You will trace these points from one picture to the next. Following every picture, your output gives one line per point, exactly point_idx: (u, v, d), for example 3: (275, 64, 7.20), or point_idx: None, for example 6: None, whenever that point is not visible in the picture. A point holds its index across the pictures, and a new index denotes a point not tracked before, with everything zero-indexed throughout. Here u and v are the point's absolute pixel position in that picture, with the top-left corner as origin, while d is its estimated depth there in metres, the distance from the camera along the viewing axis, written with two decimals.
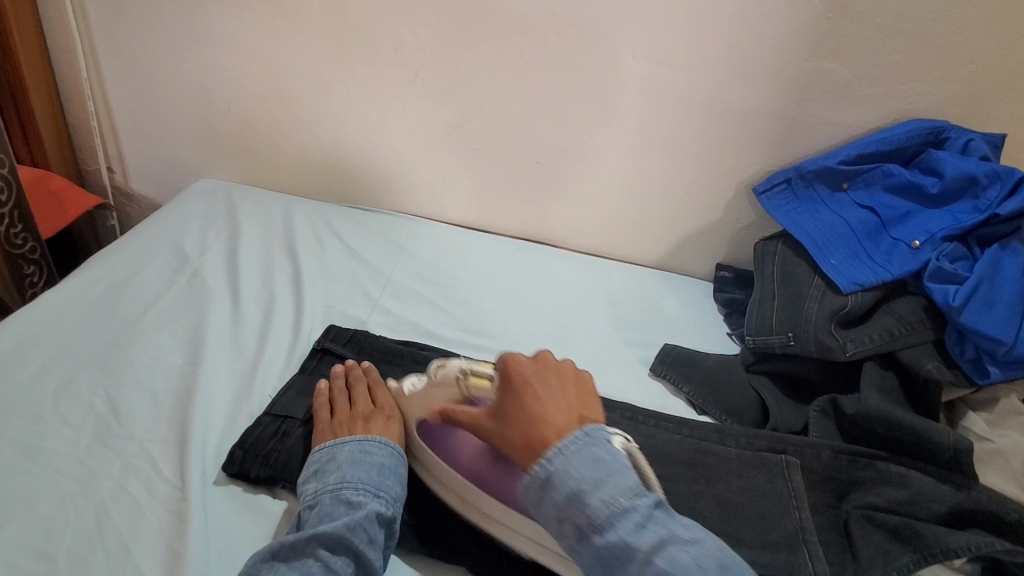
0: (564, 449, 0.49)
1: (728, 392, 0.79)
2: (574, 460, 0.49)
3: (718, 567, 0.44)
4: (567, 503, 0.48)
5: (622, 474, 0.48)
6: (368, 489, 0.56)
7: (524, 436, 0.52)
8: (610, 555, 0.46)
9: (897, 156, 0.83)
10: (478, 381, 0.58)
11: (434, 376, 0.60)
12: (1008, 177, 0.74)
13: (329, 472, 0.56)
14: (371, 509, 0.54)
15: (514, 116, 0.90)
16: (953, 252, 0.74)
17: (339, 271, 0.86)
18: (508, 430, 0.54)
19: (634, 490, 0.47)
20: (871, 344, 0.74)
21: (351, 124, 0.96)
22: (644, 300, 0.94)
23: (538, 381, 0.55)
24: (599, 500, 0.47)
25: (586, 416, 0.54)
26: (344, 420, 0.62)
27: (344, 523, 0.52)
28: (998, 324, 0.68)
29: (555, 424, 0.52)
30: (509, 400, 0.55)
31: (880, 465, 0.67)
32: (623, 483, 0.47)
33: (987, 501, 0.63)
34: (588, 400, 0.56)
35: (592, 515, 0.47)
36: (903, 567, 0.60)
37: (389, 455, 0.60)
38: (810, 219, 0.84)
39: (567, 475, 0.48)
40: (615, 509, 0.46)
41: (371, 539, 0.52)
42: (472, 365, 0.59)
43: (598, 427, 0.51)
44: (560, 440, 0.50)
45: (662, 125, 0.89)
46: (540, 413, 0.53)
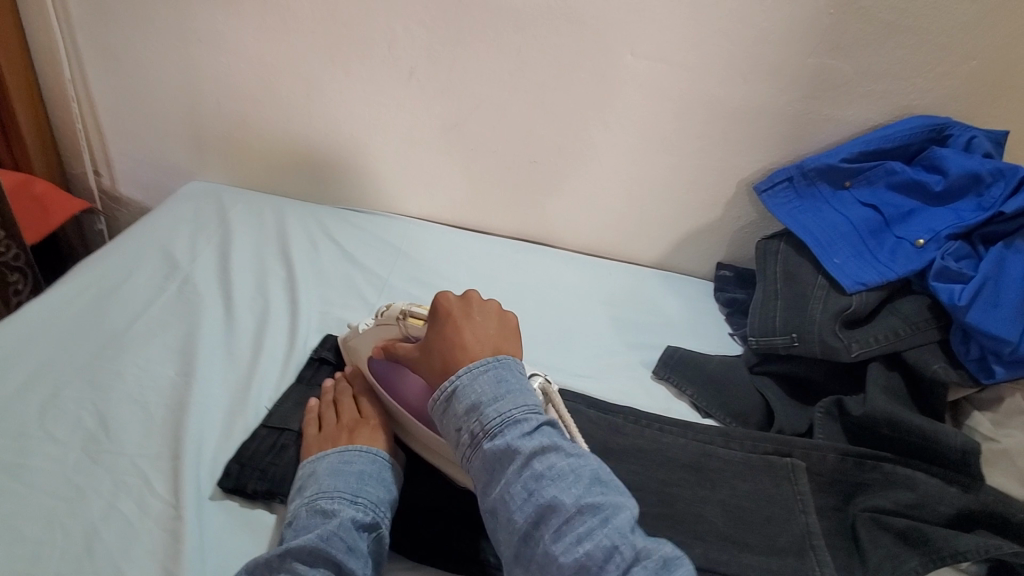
0: (473, 368, 0.54)
1: (732, 394, 0.78)
2: (480, 377, 0.53)
3: (590, 478, 0.48)
4: (466, 412, 0.52)
5: (520, 393, 0.53)
6: (346, 497, 0.53)
7: (443, 360, 0.56)
8: (495, 459, 0.49)
9: (899, 154, 0.82)
10: (414, 320, 0.62)
11: (380, 316, 0.64)
12: (1012, 174, 0.73)
13: (307, 487, 0.55)
14: (347, 516, 0.51)
15: (512, 115, 0.89)
16: (957, 251, 0.73)
17: (334, 276, 0.84)
18: (430, 358, 0.57)
19: (528, 407, 0.52)
20: (876, 345, 0.73)
21: (345, 124, 0.93)
22: (645, 301, 0.93)
23: (460, 314, 0.58)
24: (495, 411, 0.51)
25: (504, 349, 0.56)
26: (330, 434, 0.60)
27: (319, 534, 0.49)
28: (1003, 324, 0.68)
29: (469, 350, 0.55)
30: (432, 330, 0.58)
31: (887, 467, 0.67)
32: (519, 399, 0.52)
33: (993, 502, 0.63)
34: (509, 335, 0.58)
35: (486, 424, 0.51)
36: (912, 570, 0.59)
37: (372, 462, 0.58)
38: (812, 218, 0.83)
39: (471, 388, 0.52)
40: (509, 420, 0.51)
41: (351, 547, 0.49)
42: (413, 308, 0.62)
43: (509, 355, 0.56)
44: (471, 362, 0.54)
45: (662, 123, 0.87)
46: (459, 340, 0.56)
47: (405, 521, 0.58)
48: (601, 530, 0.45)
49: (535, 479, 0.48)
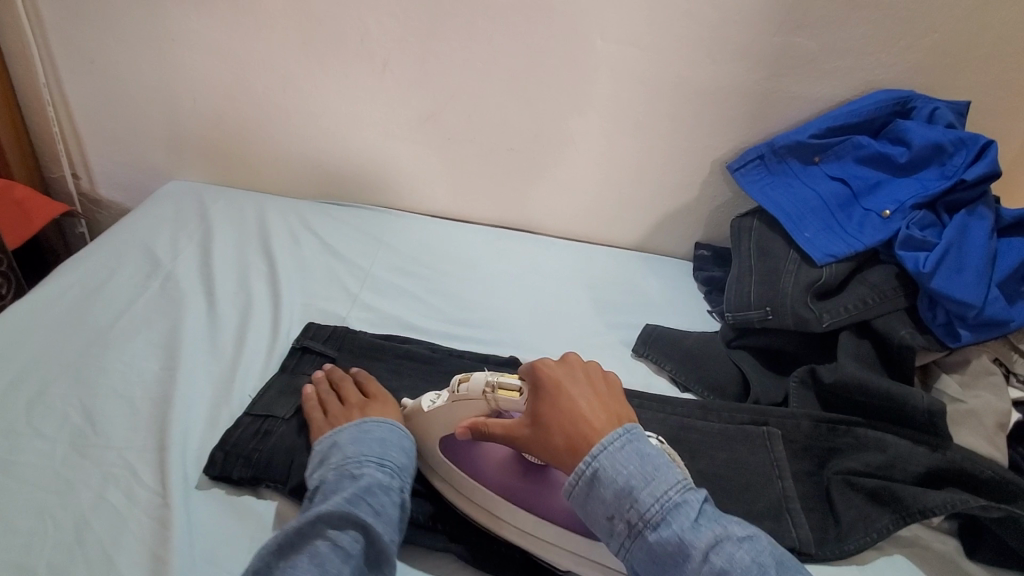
0: (609, 446, 0.51)
1: (710, 368, 0.80)
2: (624, 458, 0.50)
3: (772, 564, 0.46)
4: (617, 499, 0.49)
5: (670, 472, 0.50)
6: (370, 463, 0.55)
7: (568, 439, 0.52)
8: (665, 552, 0.47)
9: (864, 128, 0.84)
10: (507, 393, 0.56)
11: (458, 393, 0.57)
12: (973, 143, 0.75)
13: (332, 453, 0.56)
14: (374, 481, 0.53)
15: (486, 103, 0.90)
16: (922, 220, 0.75)
17: (315, 268, 0.85)
18: (549, 435, 0.53)
19: (682, 486, 0.49)
20: (847, 314, 0.75)
21: (321, 118, 0.94)
22: (625, 282, 0.95)
23: (567, 381, 0.55)
24: (650, 497, 0.48)
25: (621, 414, 0.54)
26: (338, 415, 0.61)
27: (348, 498, 0.51)
28: (967, 288, 0.70)
29: (593, 424, 0.52)
30: (542, 405, 0.54)
31: (859, 431, 0.69)
32: (672, 479, 0.49)
33: (961, 460, 0.65)
34: (617, 396, 0.56)
35: (645, 512, 0.48)
36: (883, 528, 0.62)
37: (390, 429, 0.59)
38: (783, 193, 0.85)
39: (617, 472, 0.49)
40: (669, 506, 0.48)
41: (378, 510, 0.51)
42: (498, 377, 0.57)
43: (635, 424, 0.53)
44: (602, 438, 0.51)
45: (634, 106, 0.89)
46: (581, 414, 0.53)
47: None
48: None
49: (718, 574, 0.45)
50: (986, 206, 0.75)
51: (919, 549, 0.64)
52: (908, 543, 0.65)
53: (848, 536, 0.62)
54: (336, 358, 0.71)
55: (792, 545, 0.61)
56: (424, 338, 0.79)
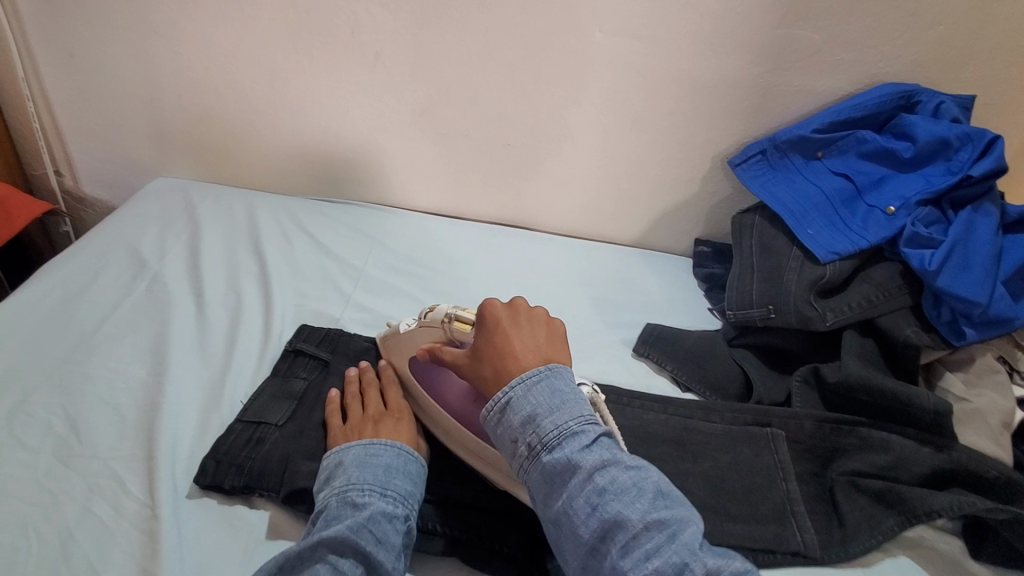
0: (525, 379, 0.52)
1: (712, 367, 0.78)
2: (534, 389, 0.51)
3: (655, 492, 0.46)
4: (522, 424, 0.50)
5: (578, 405, 0.50)
6: (375, 489, 0.52)
7: (495, 370, 0.54)
8: (555, 473, 0.48)
9: (868, 122, 0.82)
10: (461, 325, 0.59)
11: (424, 318, 0.62)
12: (979, 138, 0.74)
13: (335, 477, 0.54)
14: (378, 508, 0.51)
15: (482, 97, 0.87)
16: (927, 217, 0.74)
17: (308, 267, 0.83)
18: (481, 366, 0.55)
19: (586, 419, 0.50)
20: (851, 312, 0.74)
21: (312, 113, 0.91)
22: (625, 280, 0.93)
23: (508, 323, 0.56)
24: (551, 424, 0.49)
25: (554, 357, 0.55)
26: (355, 424, 0.60)
27: (350, 526, 0.48)
28: (973, 286, 0.69)
29: (520, 359, 0.53)
30: (481, 339, 0.56)
31: (863, 431, 0.68)
32: (577, 411, 0.50)
33: (967, 460, 0.64)
34: (557, 343, 0.57)
35: (543, 436, 0.49)
36: (888, 530, 0.61)
37: (397, 454, 0.57)
38: (785, 189, 0.84)
39: (526, 400, 0.50)
40: (566, 433, 0.49)
41: (381, 539, 0.49)
42: (457, 311, 0.60)
43: (558, 364, 0.53)
44: (522, 372, 0.52)
45: (634, 100, 0.87)
46: (511, 350, 0.54)
47: None
48: (671, 546, 0.43)
49: (599, 494, 0.46)
50: (991, 202, 0.74)
51: (923, 550, 0.64)
52: (913, 544, 0.64)
53: (853, 538, 0.61)
54: (330, 361, 0.68)
55: (797, 548, 0.60)
56: None
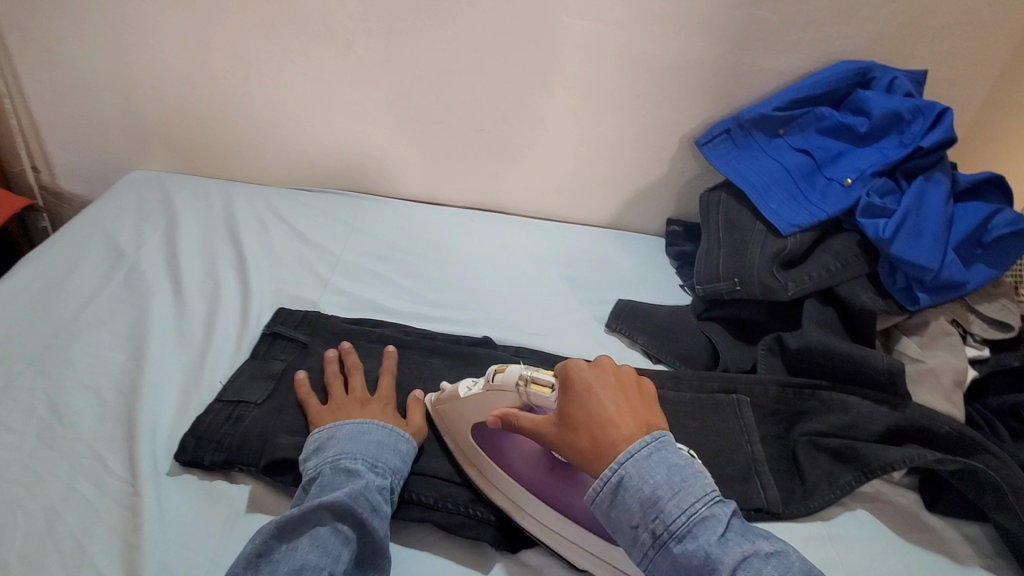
0: (634, 453, 0.48)
1: (681, 339, 0.81)
2: (650, 466, 0.47)
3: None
4: (642, 508, 0.47)
5: (698, 481, 0.47)
6: (368, 460, 0.55)
7: (595, 442, 0.51)
8: (689, 566, 0.44)
9: (826, 99, 0.85)
10: (539, 389, 0.56)
11: (492, 382, 0.59)
12: (929, 111, 0.77)
13: (329, 449, 0.55)
14: (371, 479, 0.53)
15: (454, 83, 0.89)
16: (882, 187, 0.77)
17: (286, 254, 0.84)
18: (575, 436, 0.52)
19: (710, 498, 0.47)
20: (810, 282, 0.77)
21: (286, 102, 0.92)
22: (599, 259, 0.96)
23: (600, 386, 0.53)
24: (676, 507, 0.46)
25: (654, 423, 0.52)
26: (342, 403, 0.61)
27: (348, 492, 0.51)
28: (925, 252, 0.72)
29: (621, 429, 0.50)
30: (572, 406, 0.53)
31: (823, 394, 0.71)
32: (699, 490, 0.47)
33: (921, 417, 0.67)
34: (651, 405, 0.54)
35: (671, 523, 0.45)
36: (846, 485, 0.65)
37: (389, 432, 0.58)
38: (749, 165, 0.86)
39: (643, 480, 0.47)
40: (696, 519, 0.45)
41: (374, 506, 0.52)
42: (531, 372, 0.58)
43: (664, 431, 0.51)
44: (628, 446, 0.49)
45: (603, 83, 0.89)
46: (607, 417, 0.51)
47: None
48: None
49: None
50: (941, 172, 0.77)
51: (881, 504, 0.67)
52: (871, 498, 0.67)
53: (814, 494, 0.65)
54: (308, 343, 0.69)
55: (760, 505, 0.64)
56: (397, 320, 0.78)
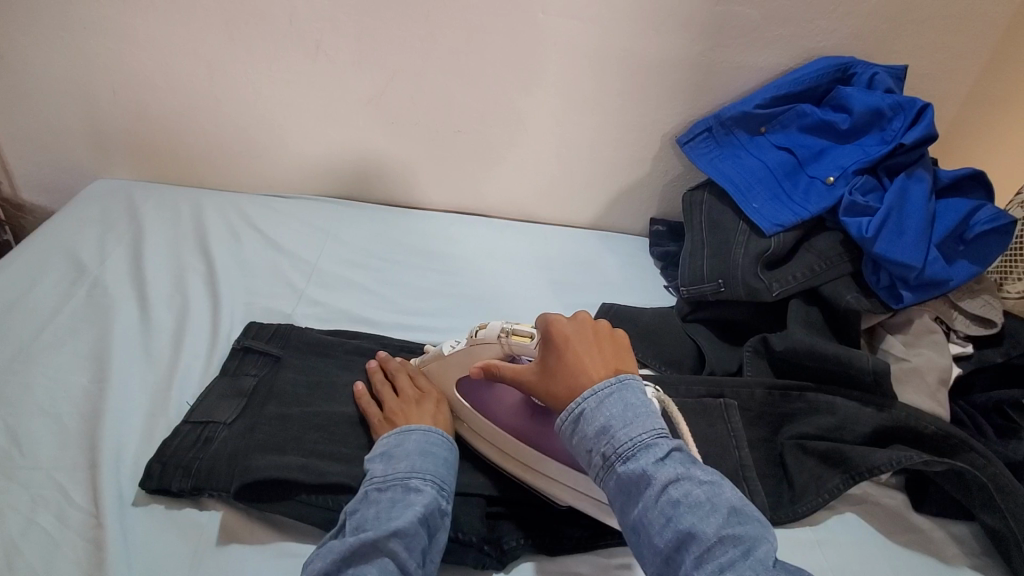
0: (598, 391, 0.50)
1: (666, 342, 0.80)
2: (605, 400, 0.49)
3: (730, 508, 0.45)
4: (596, 434, 0.49)
5: (650, 415, 0.49)
6: (435, 482, 0.53)
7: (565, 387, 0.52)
8: (630, 484, 0.46)
9: (807, 96, 0.84)
10: (520, 339, 0.57)
11: (476, 335, 0.60)
12: (910, 107, 0.76)
13: (397, 459, 0.54)
14: (437, 501, 0.51)
15: (429, 85, 0.86)
16: (864, 185, 0.76)
17: (258, 264, 0.81)
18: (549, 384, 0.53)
19: (659, 429, 0.48)
20: (795, 282, 0.76)
21: (255, 106, 0.89)
22: (582, 262, 0.94)
23: (575, 336, 0.54)
24: (626, 434, 0.48)
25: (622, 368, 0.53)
26: (398, 408, 0.60)
27: (418, 519, 0.48)
28: (908, 250, 0.71)
29: (591, 375, 0.52)
30: (548, 355, 0.54)
31: (810, 395, 0.70)
32: (650, 422, 0.48)
33: (906, 417, 0.66)
34: (625, 353, 0.55)
35: (618, 447, 0.47)
36: (834, 489, 0.64)
37: (452, 454, 0.57)
38: (731, 164, 0.85)
39: (600, 411, 0.49)
40: (640, 444, 0.47)
41: (433, 532, 0.50)
42: (512, 325, 0.58)
43: (630, 375, 0.52)
44: (595, 383, 0.51)
45: (582, 83, 0.87)
46: (579, 366, 0.52)
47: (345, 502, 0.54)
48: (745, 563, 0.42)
49: (673, 507, 0.45)
50: (923, 168, 0.77)
51: (869, 506, 0.66)
52: (859, 500, 0.67)
53: (802, 498, 0.64)
54: (280, 357, 0.66)
55: None
56: (376, 331, 0.76)
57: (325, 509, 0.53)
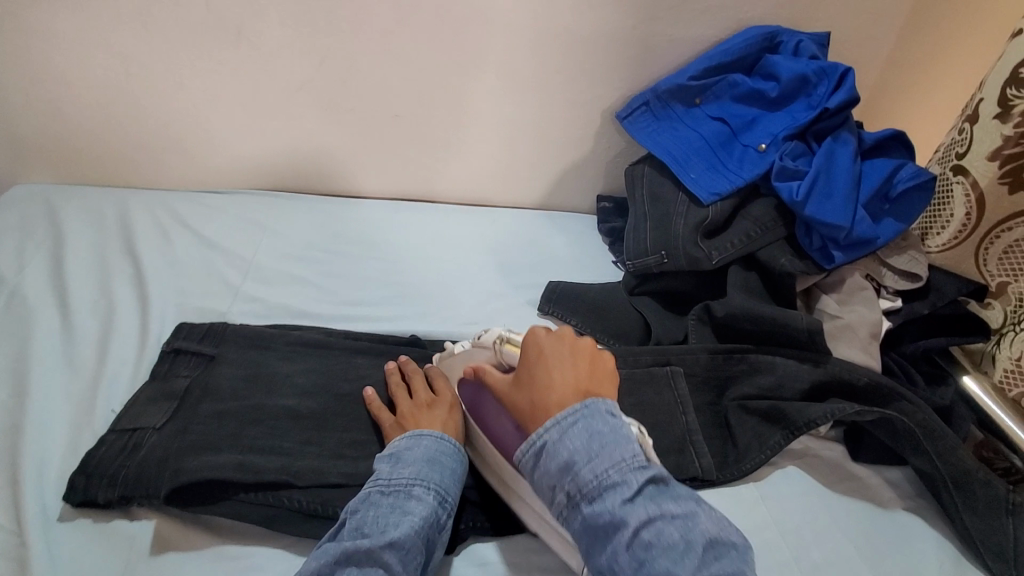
0: (561, 420, 0.50)
1: (613, 316, 0.81)
2: (571, 432, 0.49)
3: (704, 542, 0.45)
4: (559, 471, 0.49)
5: (618, 448, 0.48)
6: (439, 491, 0.53)
7: (532, 402, 0.52)
8: (598, 526, 0.46)
9: (738, 66, 0.86)
10: (512, 347, 0.59)
11: (476, 339, 0.63)
12: (833, 72, 0.79)
13: (404, 464, 0.54)
14: (436, 514, 0.51)
15: (360, 69, 0.84)
16: (794, 151, 0.78)
17: (191, 263, 0.78)
18: (518, 395, 0.54)
19: (628, 464, 0.48)
20: (733, 249, 0.78)
21: (178, 98, 0.85)
22: (530, 241, 0.94)
23: (551, 353, 0.54)
24: (591, 472, 0.47)
25: (593, 391, 0.52)
26: (409, 413, 0.59)
27: (415, 530, 0.49)
28: (837, 211, 0.74)
29: (558, 394, 0.52)
30: (522, 367, 0.55)
31: (751, 357, 0.72)
32: (617, 457, 0.48)
33: (840, 371, 0.69)
34: (600, 376, 0.54)
35: (583, 485, 0.47)
36: (776, 445, 0.66)
37: (459, 462, 0.57)
38: (669, 137, 0.86)
39: (563, 445, 0.49)
40: (606, 483, 0.47)
41: (428, 546, 0.50)
42: (510, 334, 0.60)
43: (598, 399, 0.51)
44: (559, 412, 0.51)
45: (517, 61, 0.86)
46: (547, 382, 0.52)
47: (286, 499, 0.52)
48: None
49: (644, 549, 0.44)
50: (848, 132, 0.79)
51: (809, 459, 0.69)
52: (799, 455, 0.69)
53: (746, 457, 0.66)
54: (215, 355, 0.63)
55: (695, 475, 0.64)
56: (319, 324, 0.74)
57: (261, 507, 0.52)
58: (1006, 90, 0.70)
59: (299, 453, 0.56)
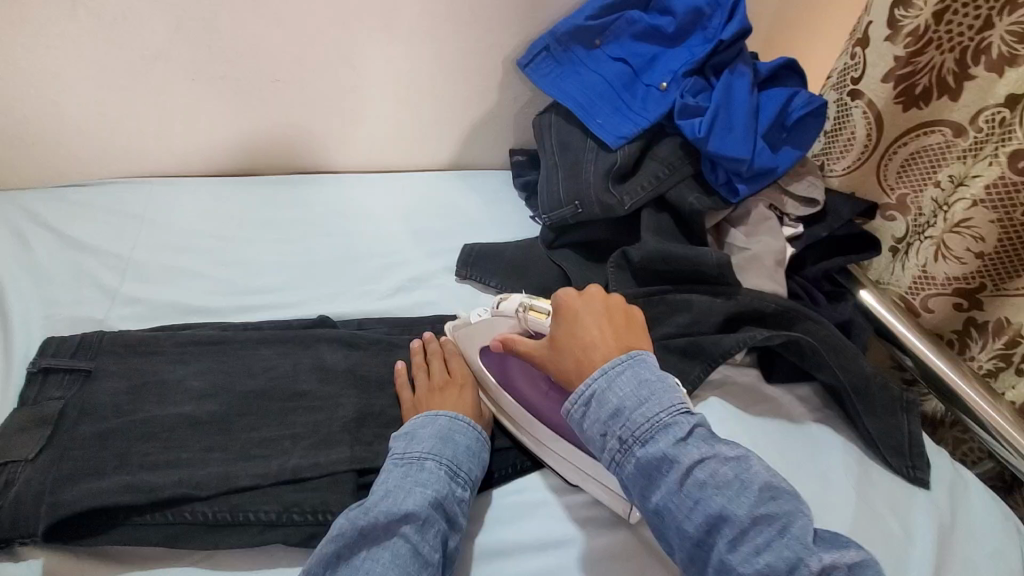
0: (609, 370, 0.51)
1: (533, 273, 0.80)
2: (618, 380, 0.50)
3: (762, 482, 0.46)
4: (609, 417, 0.50)
5: (667, 394, 0.49)
6: (454, 465, 0.53)
7: (575, 359, 0.54)
8: (652, 467, 0.47)
9: (634, 2, 0.83)
10: (539, 313, 0.60)
11: (496, 308, 0.63)
12: (725, 3, 0.79)
13: (417, 440, 0.54)
14: (452, 486, 0.51)
15: (227, 30, 0.75)
16: (694, 87, 0.78)
17: (58, 269, 0.69)
18: (558, 355, 0.55)
19: (678, 409, 0.49)
20: (644, 192, 0.77)
21: (10, 82, 0.73)
22: (444, 205, 0.90)
23: (586, 312, 0.56)
24: (643, 416, 0.49)
25: (634, 345, 0.54)
26: (424, 396, 0.59)
27: (429, 502, 0.49)
28: (738, 145, 0.74)
29: (601, 350, 0.53)
30: (560, 329, 0.56)
31: (668, 297, 0.73)
32: (667, 402, 0.49)
33: (750, 301, 0.71)
34: (637, 330, 0.56)
35: (635, 430, 0.48)
36: (696, 379, 0.68)
37: (474, 436, 0.56)
38: (573, 82, 0.83)
39: (613, 393, 0.50)
40: (658, 426, 0.48)
41: (450, 517, 0.50)
42: (532, 300, 0.62)
43: (643, 352, 0.53)
44: (604, 363, 0.52)
45: (403, 9, 0.79)
46: (589, 339, 0.54)
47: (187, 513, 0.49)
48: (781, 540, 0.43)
49: (700, 488, 0.46)
50: (743, 64, 0.80)
51: (728, 387, 0.71)
52: (719, 385, 0.72)
53: None
54: (92, 369, 0.56)
55: None
56: (217, 319, 0.69)
57: (164, 525, 0.49)
58: (895, 10, 0.71)
59: (201, 460, 0.52)
